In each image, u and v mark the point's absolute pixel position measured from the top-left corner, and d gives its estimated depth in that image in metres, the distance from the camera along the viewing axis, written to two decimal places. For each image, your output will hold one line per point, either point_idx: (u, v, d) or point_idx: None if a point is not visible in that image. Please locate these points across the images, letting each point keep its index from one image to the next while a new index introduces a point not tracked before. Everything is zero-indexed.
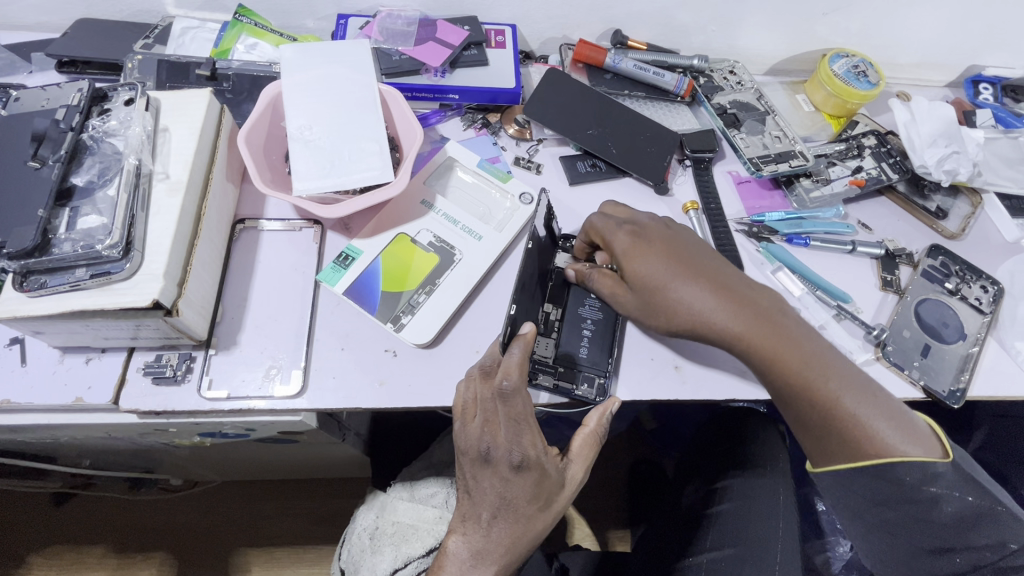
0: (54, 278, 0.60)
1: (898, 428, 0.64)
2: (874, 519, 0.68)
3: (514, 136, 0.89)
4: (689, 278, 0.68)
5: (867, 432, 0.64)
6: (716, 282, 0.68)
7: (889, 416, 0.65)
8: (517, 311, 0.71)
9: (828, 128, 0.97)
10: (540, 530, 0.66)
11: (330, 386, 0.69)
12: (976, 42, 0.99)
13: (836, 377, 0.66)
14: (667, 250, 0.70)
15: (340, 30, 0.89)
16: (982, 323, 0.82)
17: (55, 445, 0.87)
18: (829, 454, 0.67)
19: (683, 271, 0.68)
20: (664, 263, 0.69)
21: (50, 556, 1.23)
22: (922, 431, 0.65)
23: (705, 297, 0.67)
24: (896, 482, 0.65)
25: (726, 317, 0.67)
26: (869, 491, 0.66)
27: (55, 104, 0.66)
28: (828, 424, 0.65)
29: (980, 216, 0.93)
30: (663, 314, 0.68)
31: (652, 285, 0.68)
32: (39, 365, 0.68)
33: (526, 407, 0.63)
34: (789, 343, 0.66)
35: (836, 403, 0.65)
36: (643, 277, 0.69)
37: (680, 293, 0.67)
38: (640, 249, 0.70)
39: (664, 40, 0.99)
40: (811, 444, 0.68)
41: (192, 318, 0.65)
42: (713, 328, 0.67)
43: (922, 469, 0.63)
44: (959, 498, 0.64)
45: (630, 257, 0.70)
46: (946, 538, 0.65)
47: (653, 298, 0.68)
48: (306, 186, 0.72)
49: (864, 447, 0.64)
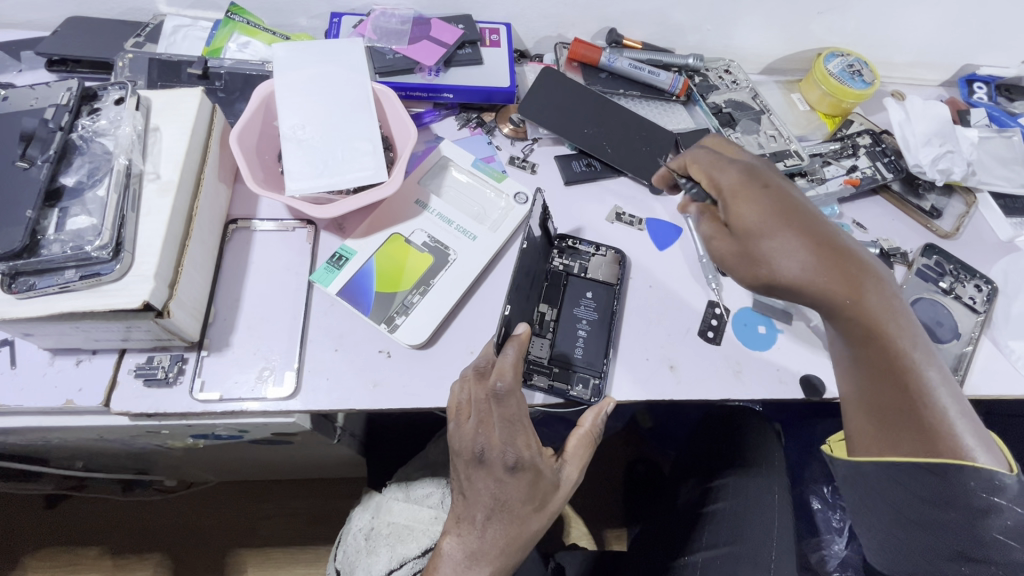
0: (43, 280, 0.59)
1: (972, 429, 0.62)
2: (912, 513, 0.65)
3: (508, 136, 0.89)
4: (797, 238, 0.60)
5: (942, 426, 0.62)
6: (825, 236, 0.61)
7: (962, 411, 0.63)
8: (511, 311, 0.70)
9: (823, 128, 0.97)
10: (535, 531, 0.66)
11: (324, 387, 0.69)
12: (970, 40, 0.99)
13: (921, 368, 0.63)
14: (783, 200, 0.62)
15: (333, 29, 0.89)
16: (976, 322, 0.82)
17: (48, 447, 0.87)
18: (892, 444, 0.64)
19: (793, 217, 0.61)
20: (773, 204, 0.61)
21: (44, 558, 1.22)
22: (988, 439, 0.62)
23: (808, 250, 0.59)
24: (952, 483, 0.61)
25: (827, 276, 0.60)
26: (919, 486, 0.63)
27: (43, 104, 0.65)
28: (905, 408, 0.63)
29: (975, 215, 0.93)
30: (750, 263, 0.62)
31: (754, 231, 0.61)
32: (30, 367, 0.67)
33: (520, 408, 0.63)
34: (887, 316, 0.62)
35: (923, 389, 0.62)
36: (746, 221, 0.62)
37: (782, 242, 0.60)
38: (751, 190, 0.63)
39: (659, 39, 0.98)
40: (874, 430, 0.65)
41: (183, 319, 0.65)
42: (807, 287, 0.60)
43: (988, 477, 0.60)
44: (1012, 512, 0.60)
45: (738, 198, 0.63)
46: (982, 548, 0.62)
47: (751, 245, 0.61)
48: (299, 186, 0.72)
49: (938, 443, 0.62)
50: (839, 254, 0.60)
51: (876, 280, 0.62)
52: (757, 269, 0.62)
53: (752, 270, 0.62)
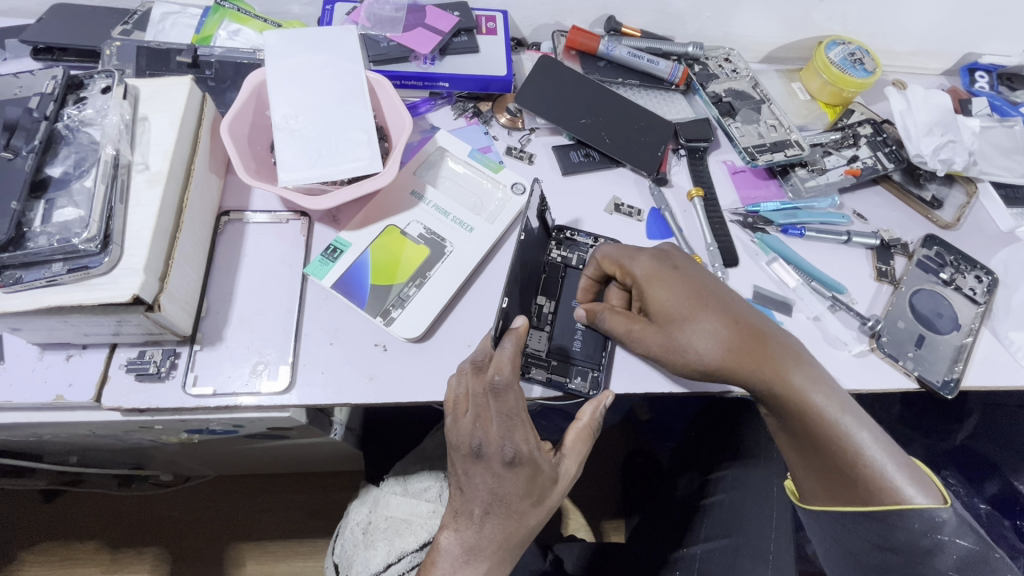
0: (29, 273, 0.58)
1: (914, 475, 0.62)
2: (870, 560, 0.65)
3: (505, 126, 0.87)
4: (700, 321, 0.67)
5: (877, 478, 0.62)
6: (734, 318, 0.68)
7: (904, 463, 0.63)
8: (509, 303, 0.69)
9: (824, 118, 0.96)
10: (533, 526, 0.65)
11: (319, 381, 0.68)
12: (973, 28, 0.98)
13: (854, 428, 0.64)
14: (687, 281, 0.69)
15: (326, 17, 0.87)
16: (976, 313, 0.82)
17: (40, 443, 0.85)
18: (836, 495, 0.65)
19: (697, 304, 0.68)
20: (681, 293, 0.69)
21: (41, 552, 1.22)
22: (925, 477, 0.63)
23: (713, 333, 0.67)
24: (897, 527, 0.61)
25: (739, 354, 0.66)
26: (867, 532, 0.64)
27: (28, 93, 0.64)
28: (834, 464, 0.64)
29: (976, 206, 0.92)
30: (670, 346, 0.68)
31: (669, 320, 0.68)
32: (18, 362, 0.66)
33: (518, 401, 0.62)
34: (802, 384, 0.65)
35: (850, 447, 0.63)
36: (660, 305, 0.69)
37: (693, 328, 0.67)
38: (661, 280, 0.70)
39: (659, 27, 0.97)
40: (820, 484, 0.66)
41: (174, 313, 0.63)
42: (722, 367, 0.66)
43: (926, 516, 0.60)
44: (957, 545, 0.60)
45: (651, 289, 0.69)
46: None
47: (669, 334, 0.68)
48: (290, 177, 0.70)
49: (877, 492, 0.62)
50: (740, 328, 0.67)
51: (782, 351, 0.67)
52: (680, 357, 0.67)
53: (675, 358, 0.68)
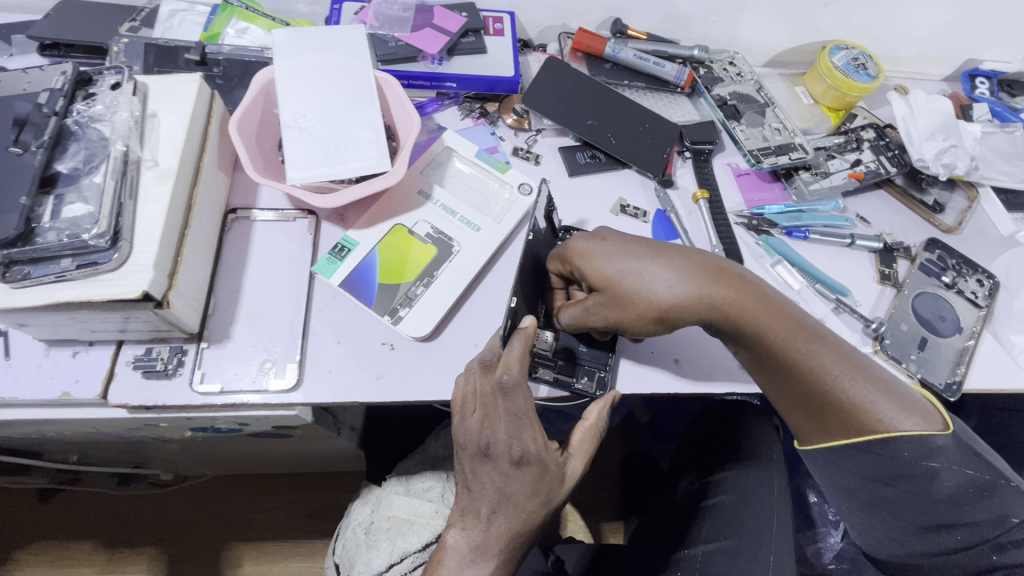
0: (38, 269, 0.58)
1: (893, 399, 0.62)
2: (868, 495, 0.68)
3: (512, 126, 0.88)
4: (646, 278, 0.64)
5: (861, 409, 0.62)
6: (682, 264, 0.64)
7: (881, 384, 0.63)
8: (518, 304, 0.68)
9: (827, 122, 0.96)
10: (540, 524, 0.65)
11: (327, 380, 0.68)
12: (974, 35, 0.99)
13: (831, 359, 0.63)
14: (621, 245, 0.67)
15: (334, 16, 0.87)
16: (978, 317, 0.82)
17: (41, 440, 0.85)
18: (828, 432, 0.64)
19: (638, 263, 0.64)
20: (619, 254, 0.66)
21: (36, 552, 1.21)
22: (915, 401, 0.64)
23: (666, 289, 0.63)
24: (894, 458, 0.63)
25: (697, 302, 0.63)
26: (864, 466, 0.65)
27: (36, 88, 0.64)
28: (817, 400, 0.63)
29: (977, 210, 0.93)
30: (624, 311, 0.64)
31: (615, 284, 0.65)
32: (24, 358, 0.66)
33: (526, 401, 0.61)
34: (766, 323, 0.63)
35: (828, 379, 0.62)
36: (600, 273, 0.65)
37: (641, 286, 0.63)
38: (597, 248, 0.66)
39: (664, 30, 0.97)
40: (811, 425, 0.66)
41: (182, 310, 0.63)
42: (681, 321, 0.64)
43: (921, 443, 0.61)
44: (958, 472, 0.64)
45: (589, 257, 0.66)
46: (941, 515, 0.66)
47: (617, 296, 0.64)
48: (299, 175, 0.70)
49: (863, 422, 0.62)
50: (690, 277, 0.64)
51: (740, 292, 0.64)
52: (637, 320, 0.64)
53: (633, 319, 0.65)
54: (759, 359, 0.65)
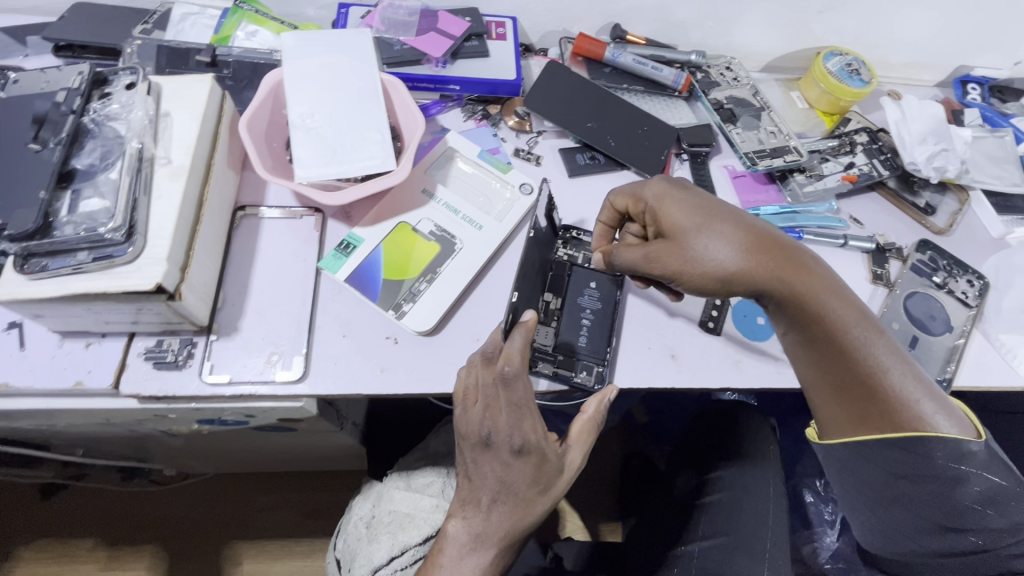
0: (55, 261, 0.60)
1: (934, 401, 0.63)
2: (887, 491, 0.67)
3: (513, 128, 0.90)
4: (723, 235, 0.65)
5: (902, 402, 0.62)
6: (759, 230, 0.66)
7: (925, 385, 0.64)
8: (518, 298, 0.71)
9: (821, 126, 0.99)
10: (538, 514, 0.67)
11: (332, 372, 0.70)
12: (965, 42, 1.02)
13: (882, 347, 0.63)
14: (703, 202, 0.68)
15: (341, 20, 0.89)
16: (968, 316, 0.84)
17: (49, 433, 0.87)
18: (861, 422, 0.64)
19: (718, 220, 0.66)
20: (700, 211, 0.67)
21: (39, 548, 1.22)
22: (953, 409, 0.64)
23: (734, 247, 0.64)
24: (925, 457, 0.63)
25: (766, 266, 0.64)
26: (892, 461, 0.64)
27: (55, 87, 0.66)
28: (859, 387, 0.63)
29: (968, 213, 0.95)
30: (688, 264, 0.66)
31: (687, 236, 0.66)
32: (39, 349, 0.67)
33: (527, 393, 0.63)
34: (828, 299, 0.64)
35: (877, 366, 0.63)
36: (675, 220, 0.67)
37: (713, 240, 0.65)
38: (680, 199, 0.68)
39: (662, 36, 1.00)
40: (845, 415, 0.65)
41: (193, 303, 0.65)
42: (744, 281, 0.64)
43: (954, 446, 0.62)
44: (985, 479, 0.65)
45: (670, 206, 0.68)
46: (959, 517, 0.66)
47: (690, 250, 0.66)
48: (307, 173, 0.73)
49: (902, 417, 0.62)
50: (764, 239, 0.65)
51: (812, 264, 0.66)
52: (701, 272, 0.65)
53: (696, 274, 0.66)
54: (809, 335, 0.65)
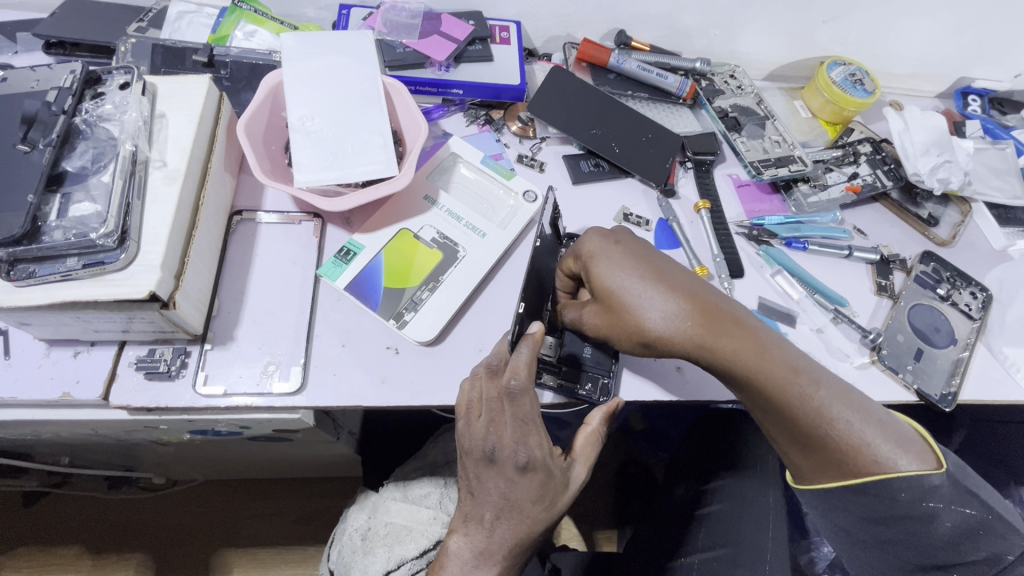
0: (43, 268, 0.57)
1: (890, 439, 0.61)
2: (867, 536, 0.65)
3: (517, 134, 0.88)
4: (648, 296, 0.64)
5: (856, 449, 0.61)
6: (684, 289, 0.65)
7: (877, 423, 0.62)
8: (525, 309, 0.68)
9: (824, 135, 0.98)
10: (542, 530, 0.65)
11: (331, 383, 0.67)
12: (967, 53, 1.02)
13: (824, 394, 0.62)
14: (631, 259, 0.67)
15: (342, 21, 0.88)
16: (972, 328, 0.84)
17: (33, 441, 0.84)
18: (820, 468, 0.64)
19: (644, 279, 0.65)
20: (625, 269, 0.66)
21: (20, 559, 1.18)
22: (913, 440, 0.62)
23: (664, 306, 0.64)
24: (890, 498, 0.61)
25: (688, 332, 0.64)
26: (862, 506, 0.63)
27: (45, 86, 0.63)
28: (809, 439, 0.62)
29: (970, 225, 0.95)
30: (621, 325, 0.66)
31: (616, 297, 0.65)
32: (25, 358, 0.65)
33: (532, 407, 0.63)
34: (755, 358, 0.63)
35: (821, 415, 0.62)
36: (604, 283, 0.66)
37: (642, 301, 0.64)
38: (600, 262, 0.67)
39: (666, 43, 0.99)
40: (804, 461, 0.64)
41: (187, 311, 0.63)
42: (671, 347, 0.65)
43: (918, 484, 0.60)
44: (957, 512, 0.62)
45: (596, 265, 0.67)
46: (939, 555, 0.64)
47: (615, 318, 0.66)
48: (307, 178, 0.71)
49: (858, 461, 0.61)
50: (690, 296, 0.65)
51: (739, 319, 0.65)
52: (629, 338, 0.66)
53: (626, 342, 0.66)
54: (748, 393, 0.65)
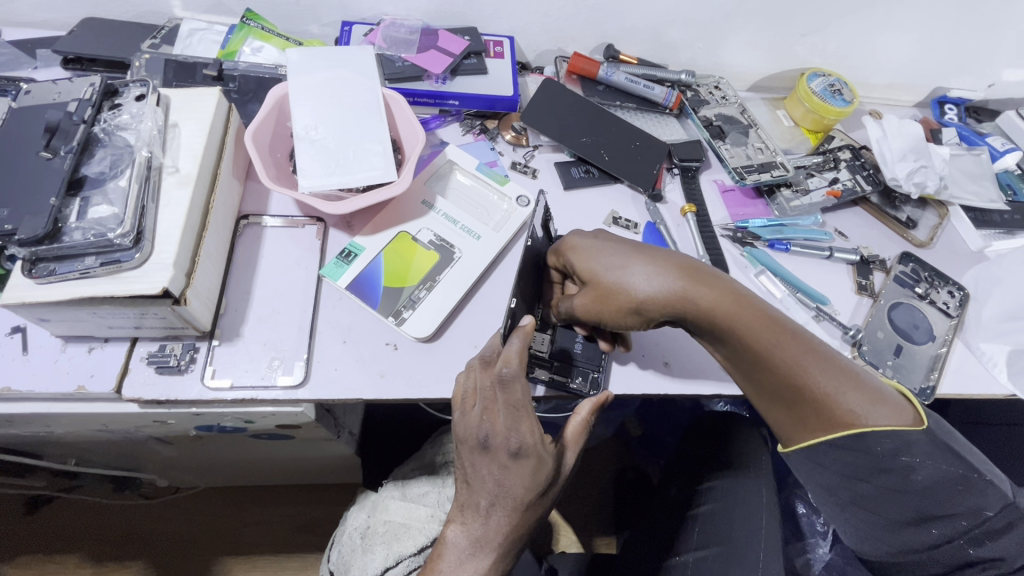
0: (63, 266, 0.61)
1: (866, 394, 0.64)
2: (848, 494, 0.69)
3: (510, 142, 0.93)
4: (628, 268, 0.68)
5: (833, 403, 0.64)
6: (662, 260, 0.69)
7: (854, 379, 0.65)
8: (518, 305, 0.72)
9: (806, 143, 1.02)
10: (535, 515, 0.68)
11: (332, 378, 0.71)
12: (942, 65, 1.06)
13: (803, 352, 0.65)
14: (610, 239, 0.72)
15: (344, 37, 0.92)
16: (950, 325, 0.87)
17: (43, 441, 0.87)
18: (806, 426, 0.66)
19: (624, 254, 0.69)
20: (604, 247, 0.71)
21: (24, 564, 1.20)
22: (892, 399, 0.65)
23: (644, 275, 0.67)
24: (869, 452, 0.64)
25: (668, 294, 0.67)
26: (841, 464, 0.66)
27: (66, 98, 0.68)
28: (792, 394, 0.65)
29: (947, 227, 0.99)
30: (606, 297, 0.69)
31: (598, 272, 0.69)
32: (42, 353, 0.68)
33: (524, 395, 0.65)
34: (737, 315, 0.66)
35: (800, 370, 0.64)
36: (587, 261, 0.70)
37: (622, 273, 0.68)
38: (585, 239, 0.72)
39: (653, 56, 1.04)
40: (792, 421, 0.67)
41: (197, 308, 0.66)
42: (657, 310, 0.67)
43: (893, 437, 0.63)
44: (933, 467, 0.65)
45: (578, 248, 0.72)
46: (919, 509, 0.67)
47: (602, 285, 0.69)
48: (310, 184, 0.75)
49: (838, 417, 0.64)
50: (668, 266, 0.68)
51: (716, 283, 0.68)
52: (614, 307, 0.69)
53: (613, 310, 0.69)
54: (731, 356, 0.67)
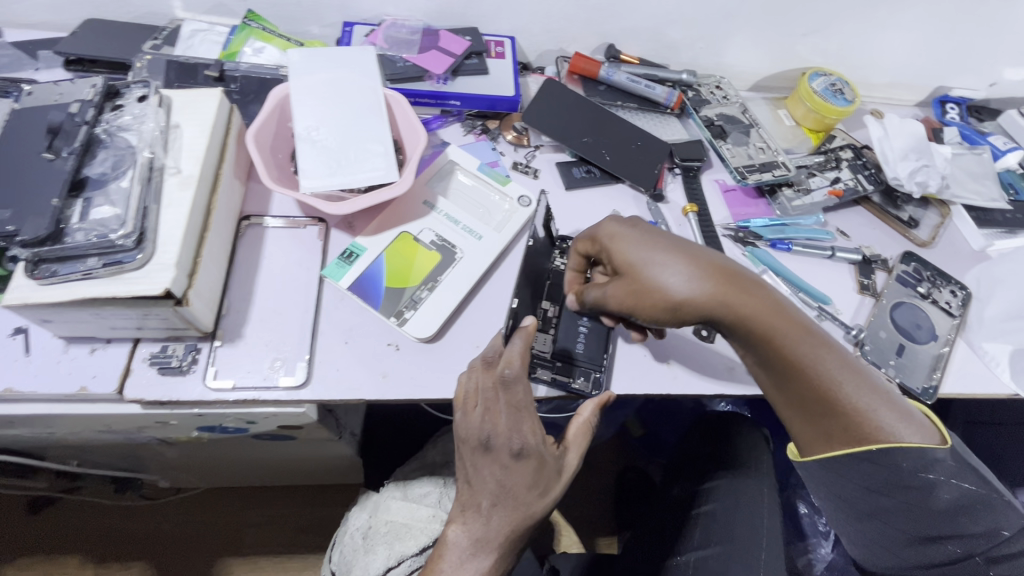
0: (65, 267, 0.61)
1: (894, 410, 0.65)
2: (866, 507, 0.69)
3: (512, 142, 0.93)
4: (670, 266, 0.66)
5: (861, 417, 0.64)
6: (703, 259, 0.67)
7: (882, 395, 0.65)
8: (519, 304, 0.76)
9: (808, 142, 1.02)
10: (538, 518, 0.67)
11: (334, 378, 0.71)
12: (943, 64, 1.06)
13: (838, 364, 0.65)
14: (650, 234, 0.69)
15: (345, 37, 0.92)
16: (952, 325, 0.87)
17: (46, 442, 0.87)
18: (827, 437, 0.66)
19: (666, 250, 0.67)
20: (644, 243, 0.69)
21: (26, 565, 1.20)
22: (918, 419, 0.65)
23: (686, 276, 0.65)
24: (893, 468, 0.64)
25: (709, 296, 0.65)
26: (864, 477, 0.66)
27: (68, 99, 0.68)
28: (821, 404, 0.65)
29: (949, 226, 0.98)
30: (642, 295, 0.67)
31: (638, 269, 0.67)
32: (44, 354, 0.68)
33: (526, 395, 0.65)
34: (777, 321, 0.65)
35: (834, 382, 0.64)
36: (625, 257, 0.68)
37: (663, 272, 0.66)
38: (626, 233, 0.70)
39: (654, 56, 1.03)
40: (813, 430, 0.67)
41: (199, 308, 0.66)
42: (696, 312, 0.66)
43: (920, 455, 0.63)
44: (956, 486, 0.65)
45: (617, 241, 0.70)
46: (937, 526, 0.67)
47: (639, 284, 0.67)
48: (312, 184, 0.75)
49: (864, 431, 0.64)
50: (710, 268, 0.67)
51: (757, 288, 0.66)
52: (650, 306, 0.67)
53: (648, 307, 0.67)
54: (765, 361, 0.67)
